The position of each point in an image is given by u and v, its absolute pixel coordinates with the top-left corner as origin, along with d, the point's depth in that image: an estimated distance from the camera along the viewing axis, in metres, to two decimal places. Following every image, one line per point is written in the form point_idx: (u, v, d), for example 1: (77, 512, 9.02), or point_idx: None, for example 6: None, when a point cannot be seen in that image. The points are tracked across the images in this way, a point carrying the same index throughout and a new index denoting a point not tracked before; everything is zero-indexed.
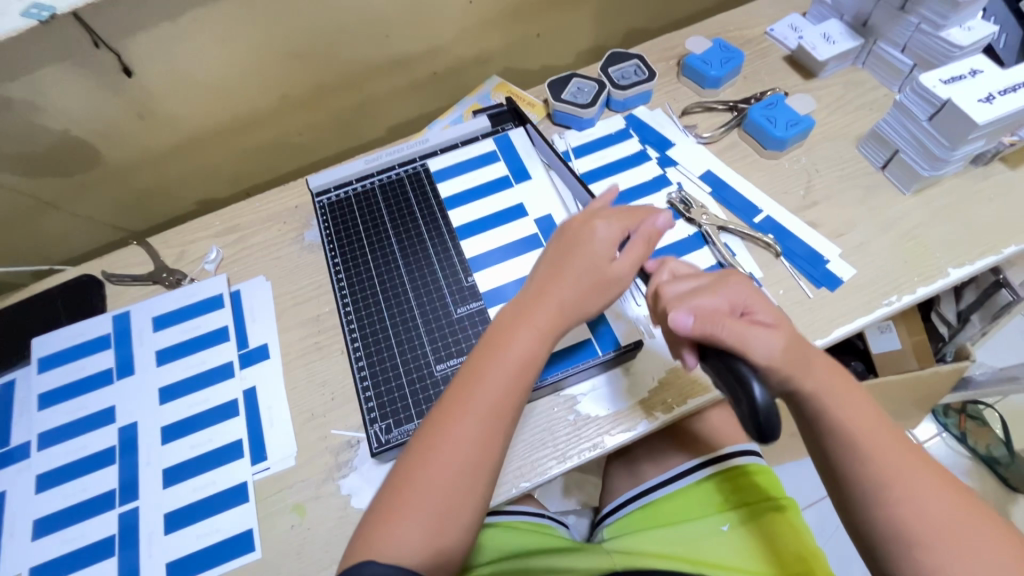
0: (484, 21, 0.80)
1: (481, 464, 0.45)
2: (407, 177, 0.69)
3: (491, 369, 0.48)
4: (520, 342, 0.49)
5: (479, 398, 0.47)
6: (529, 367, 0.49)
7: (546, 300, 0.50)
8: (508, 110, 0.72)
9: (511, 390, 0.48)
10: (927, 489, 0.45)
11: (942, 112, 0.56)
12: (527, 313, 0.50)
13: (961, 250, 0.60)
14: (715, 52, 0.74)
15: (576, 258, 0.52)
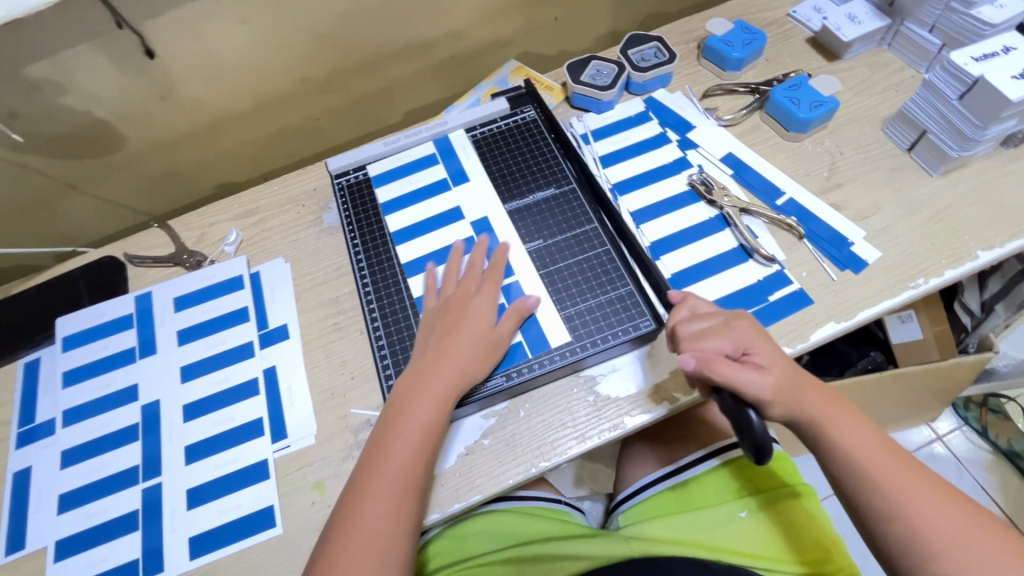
0: (502, 4, 0.79)
1: (412, 489, 0.48)
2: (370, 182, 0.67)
3: (410, 403, 0.50)
4: (428, 380, 0.51)
5: (394, 458, 0.48)
6: (444, 400, 0.51)
7: (446, 344, 0.53)
8: (525, 93, 0.71)
9: (416, 455, 0.49)
10: (939, 509, 0.44)
11: (974, 90, 0.55)
12: (422, 374, 0.52)
13: (992, 233, 0.59)
14: (736, 33, 0.73)
15: (469, 320, 0.54)
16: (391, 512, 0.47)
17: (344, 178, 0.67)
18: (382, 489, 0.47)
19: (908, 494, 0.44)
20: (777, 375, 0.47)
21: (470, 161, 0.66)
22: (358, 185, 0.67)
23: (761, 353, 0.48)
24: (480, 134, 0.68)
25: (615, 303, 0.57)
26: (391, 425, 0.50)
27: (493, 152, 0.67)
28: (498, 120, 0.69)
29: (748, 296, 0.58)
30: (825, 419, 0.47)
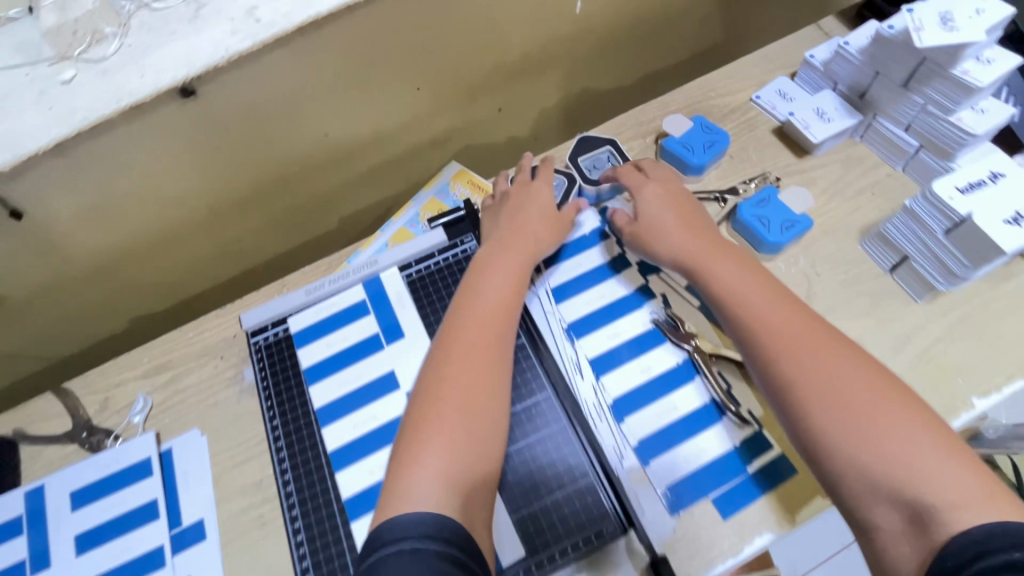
0: (436, 103, 0.71)
1: (493, 374, 0.49)
2: (286, 340, 0.58)
3: (496, 256, 0.57)
4: (514, 241, 0.58)
5: (478, 307, 0.53)
6: (528, 257, 0.57)
7: (521, 215, 0.60)
8: (467, 218, 0.63)
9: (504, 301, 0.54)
10: (944, 482, 0.38)
11: (962, 228, 0.49)
12: (503, 247, 0.57)
13: (986, 372, 0.53)
14: (695, 134, 0.66)
15: (538, 192, 0.62)
16: (475, 331, 0.51)
17: (261, 336, 0.59)
18: (467, 339, 0.51)
19: (828, 373, 0.44)
20: (671, 218, 0.58)
21: (404, 312, 0.58)
22: (276, 343, 0.58)
23: (658, 199, 0.60)
24: (415, 273, 0.60)
25: (578, 497, 0.51)
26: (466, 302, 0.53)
27: (431, 299, 0.59)
28: (435, 254, 0.61)
29: (725, 467, 0.51)
30: (704, 257, 0.55)
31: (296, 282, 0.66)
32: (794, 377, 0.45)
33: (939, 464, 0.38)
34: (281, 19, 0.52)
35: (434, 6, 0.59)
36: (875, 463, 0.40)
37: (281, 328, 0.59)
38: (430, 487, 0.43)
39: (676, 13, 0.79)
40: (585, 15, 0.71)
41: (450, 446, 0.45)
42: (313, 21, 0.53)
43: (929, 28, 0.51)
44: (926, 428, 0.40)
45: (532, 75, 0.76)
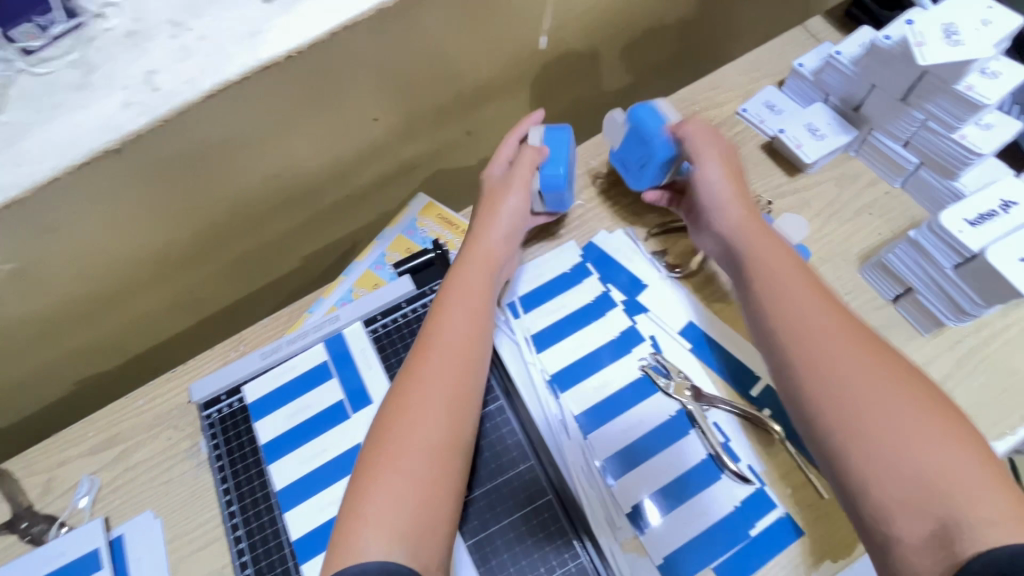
0: (397, 132, 0.66)
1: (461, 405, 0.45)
2: (242, 412, 0.53)
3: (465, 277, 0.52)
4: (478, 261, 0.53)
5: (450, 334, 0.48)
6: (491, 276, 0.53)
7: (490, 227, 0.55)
8: (436, 261, 0.58)
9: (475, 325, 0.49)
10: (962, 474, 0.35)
11: (974, 265, 0.44)
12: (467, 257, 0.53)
13: (1001, 413, 0.49)
14: (633, 147, 0.57)
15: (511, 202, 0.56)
16: (441, 355, 0.47)
17: (214, 408, 0.53)
18: (444, 362, 0.46)
19: (838, 358, 0.40)
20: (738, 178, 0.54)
21: (370, 374, 0.53)
22: (231, 416, 0.53)
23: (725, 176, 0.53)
24: (381, 328, 0.55)
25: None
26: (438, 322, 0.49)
27: (399, 356, 0.54)
28: (403, 304, 0.56)
29: (726, 531, 0.48)
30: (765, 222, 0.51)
31: (255, 338, 0.61)
32: (804, 357, 0.42)
33: (936, 451, 0.36)
34: (187, 85, 0.45)
35: (385, 33, 0.53)
36: (875, 455, 0.37)
37: (236, 399, 0.53)
38: (385, 526, 0.39)
39: (652, 17, 0.73)
40: (554, 28, 0.66)
41: (408, 478, 0.41)
42: (225, 87, 0.46)
43: (932, 42, 0.46)
44: (942, 422, 0.37)
45: (501, 94, 0.70)
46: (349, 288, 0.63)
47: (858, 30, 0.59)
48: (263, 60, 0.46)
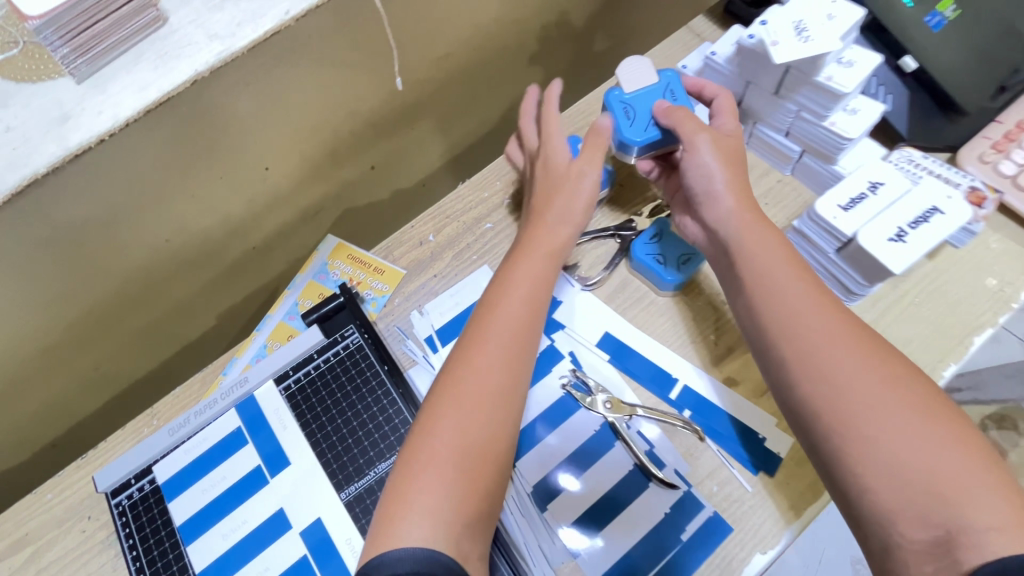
0: (295, 176, 0.64)
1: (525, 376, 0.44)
2: (154, 494, 0.50)
3: (524, 255, 0.50)
4: (543, 235, 0.51)
5: (505, 311, 0.46)
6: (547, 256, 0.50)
7: (541, 209, 0.52)
8: (345, 306, 0.56)
9: (529, 305, 0.47)
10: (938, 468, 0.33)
11: (852, 248, 0.46)
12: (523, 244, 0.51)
13: None
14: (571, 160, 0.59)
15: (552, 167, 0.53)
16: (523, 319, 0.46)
17: (123, 495, 0.50)
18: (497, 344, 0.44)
19: (820, 348, 0.39)
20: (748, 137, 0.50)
21: (287, 434, 0.51)
22: (143, 501, 0.50)
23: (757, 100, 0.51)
24: (295, 383, 0.53)
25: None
26: (501, 299, 0.47)
27: (316, 410, 0.52)
28: (315, 355, 0.54)
29: (660, 540, 0.48)
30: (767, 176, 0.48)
31: (168, 410, 0.58)
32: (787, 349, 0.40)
33: (941, 458, 0.34)
34: None
35: (257, 84, 0.52)
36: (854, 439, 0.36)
37: (147, 481, 0.50)
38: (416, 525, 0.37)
39: (542, 33, 0.74)
40: (441, 57, 0.65)
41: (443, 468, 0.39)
42: (33, 181, 0.43)
43: (784, 40, 0.48)
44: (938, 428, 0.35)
45: (400, 126, 0.69)
46: (264, 343, 0.61)
47: (729, 29, 0.61)
48: (72, 147, 0.43)
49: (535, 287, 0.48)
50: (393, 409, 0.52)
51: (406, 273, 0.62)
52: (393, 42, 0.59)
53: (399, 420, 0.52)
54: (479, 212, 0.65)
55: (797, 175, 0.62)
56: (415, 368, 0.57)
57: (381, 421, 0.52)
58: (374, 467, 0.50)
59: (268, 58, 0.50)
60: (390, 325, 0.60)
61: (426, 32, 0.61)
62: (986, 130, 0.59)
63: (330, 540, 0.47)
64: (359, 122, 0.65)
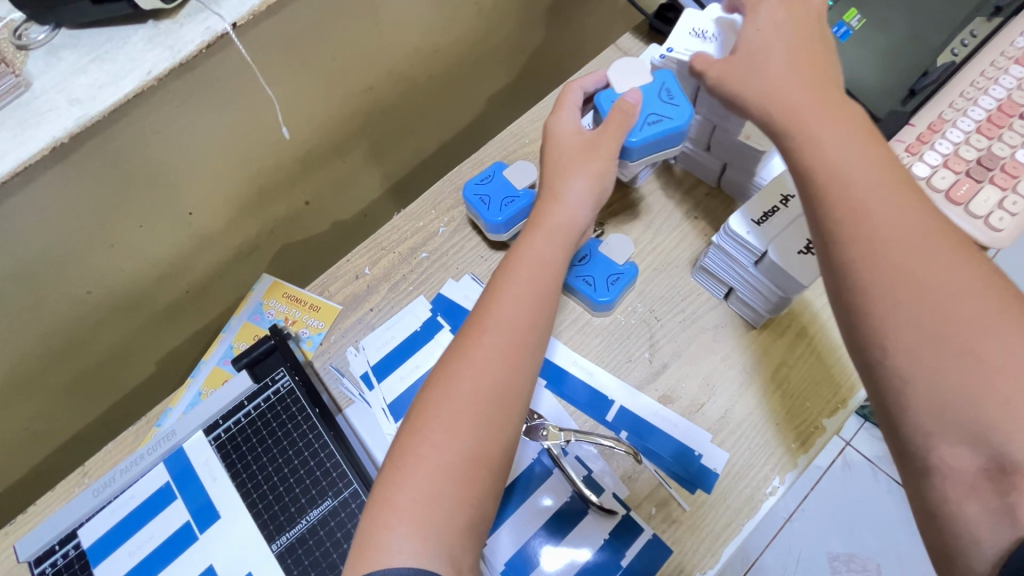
0: (224, 216, 0.63)
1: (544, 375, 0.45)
2: (79, 559, 0.48)
3: (536, 237, 0.49)
4: (552, 215, 0.49)
5: (513, 300, 0.46)
6: (563, 237, 0.49)
7: (555, 181, 0.50)
8: (276, 349, 0.55)
9: (539, 290, 0.46)
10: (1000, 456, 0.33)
11: (766, 262, 0.47)
12: (537, 217, 0.50)
13: (829, 389, 0.52)
14: (496, 189, 0.58)
15: (557, 135, 0.52)
16: (530, 309, 0.45)
17: (47, 562, 0.48)
18: (507, 331, 0.44)
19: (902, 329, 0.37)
20: (785, 72, 0.45)
21: (217, 486, 0.50)
22: (68, 568, 0.48)
23: (760, 39, 0.47)
24: (224, 433, 0.52)
25: None
26: (507, 283, 0.47)
27: (246, 460, 0.51)
28: (245, 402, 0.53)
29: (600, 567, 0.48)
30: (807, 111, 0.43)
31: (99, 467, 0.56)
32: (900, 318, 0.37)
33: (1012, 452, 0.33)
34: None
35: (167, 126, 0.51)
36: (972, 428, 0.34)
37: (72, 545, 0.49)
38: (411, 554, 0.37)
39: (469, 59, 0.74)
40: (363, 89, 0.65)
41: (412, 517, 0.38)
42: None
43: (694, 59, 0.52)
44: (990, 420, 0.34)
45: (329, 159, 0.69)
46: (198, 391, 0.60)
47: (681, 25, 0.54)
48: None
49: (545, 270, 0.47)
50: (325, 452, 0.52)
51: (342, 309, 0.61)
52: (307, 79, 0.59)
53: (330, 464, 0.51)
54: (414, 241, 0.65)
55: (721, 188, 0.62)
56: (352, 407, 0.56)
57: (313, 466, 0.51)
58: (307, 514, 0.49)
59: (176, 101, 0.50)
60: (326, 363, 0.59)
61: (342, 67, 0.61)
62: (899, 133, 0.59)
63: None
64: (287, 158, 0.64)
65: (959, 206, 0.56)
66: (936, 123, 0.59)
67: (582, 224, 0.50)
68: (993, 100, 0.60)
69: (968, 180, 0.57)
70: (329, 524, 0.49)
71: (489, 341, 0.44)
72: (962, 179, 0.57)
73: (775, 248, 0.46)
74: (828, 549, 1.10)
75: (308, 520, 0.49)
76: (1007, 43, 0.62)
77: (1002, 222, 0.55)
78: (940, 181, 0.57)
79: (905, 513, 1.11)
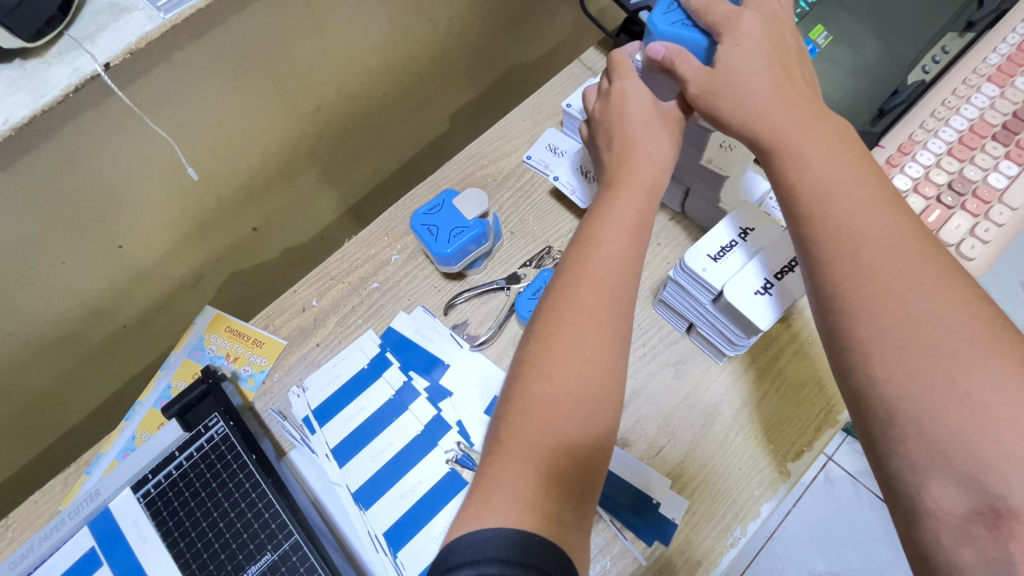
0: (160, 247, 0.60)
1: None
2: None
3: (618, 198, 0.42)
4: (632, 175, 0.43)
5: (600, 275, 0.39)
6: (647, 197, 0.43)
7: (633, 139, 0.44)
8: (211, 393, 0.52)
9: (630, 250, 0.40)
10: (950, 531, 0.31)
11: (722, 301, 0.44)
12: (621, 175, 0.43)
13: (797, 428, 0.49)
14: (447, 219, 0.56)
15: (639, 93, 0.45)
16: (617, 294, 0.39)
17: None
18: (591, 315, 0.38)
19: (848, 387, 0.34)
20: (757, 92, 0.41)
21: (147, 548, 0.46)
22: None
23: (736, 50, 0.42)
24: (154, 488, 0.48)
25: None
26: (591, 256, 0.40)
27: (179, 516, 0.47)
28: (176, 453, 0.49)
29: None
30: (775, 133, 0.39)
31: (23, 520, 0.53)
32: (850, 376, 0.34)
33: None
34: None
35: (86, 160, 0.48)
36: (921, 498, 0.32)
37: None
38: None
39: (426, 77, 0.71)
40: (310, 111, 0.62)
41: None
42: None
43: None
44: None
45: (278, 184, 0.66)
46: (132, 435, 0.56)
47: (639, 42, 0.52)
48: None
49: (636, 230, 0.41)
50: (263, 503, 0.47)
51: (287, 344, 0.58)
52: (245, 104, 0.55)
53: (269, 515, 0.46)
54: (366, 270, 0.61)
55: (685, 212, 0.59)
56: (296, 451, 0.53)
57: (251, 518, 0.46)
58: (242, 571, 0.45)
59: (94, 136, 0.47)
60: (267, 405, 0.56)
61: (284, 90, 0.57)
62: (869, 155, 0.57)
63: None
64: (229, 184, 0.61)
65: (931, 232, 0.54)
66: (907, 144, 0.57)
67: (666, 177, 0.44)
68: (965, 120, 0.58)
69: (938, 205, 0.55)
70: None
71: (569, 320, 0.38)
72: (933, 204, 0.55)
73: (759, 264, 0.43)
74: (810, 567, 1.08)
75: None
76: (980, 60, 0.60)
77: (974, 250, 0.53)
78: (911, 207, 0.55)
79: (887, 529, 1.09)
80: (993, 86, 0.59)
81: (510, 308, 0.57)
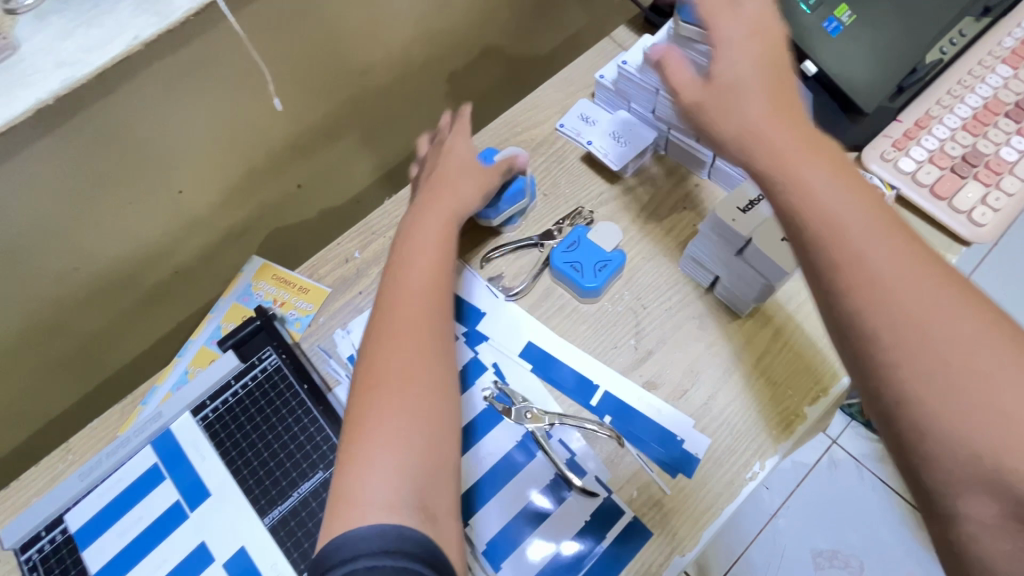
0: (212, 196, 0.63)
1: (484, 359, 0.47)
2: (66, 545, 0.47)
3: (420, 222, 0.52)
4: (439, 206, 0.53)
5: (414, 275, 0.48)
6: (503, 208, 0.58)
7: (447, 180, 0.55)
8: (262, 331, 0.55)
9: (436, 265, 0.49)
10: None
11: (750, 248, 0.48)
12: (427, 203, 0.54)
13: (812, 377, 0.53)
14: (491, 174, 0.60)
15: (454, 150, 0.57)
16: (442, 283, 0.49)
17: (34, 549, 0.47)
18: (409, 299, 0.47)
19: None
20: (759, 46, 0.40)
21: (206, 464, 0.50)
22: (56, 553, 0.47)
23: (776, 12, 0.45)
24: (212, 413, 0.52)
25: None
26: (405, 262, 0.50)
27: (235, 438, 0.51)
28: (232, 382, 0.53)
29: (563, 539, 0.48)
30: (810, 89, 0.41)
31: (83, 444, 0.56)
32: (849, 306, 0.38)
33: None
34: None
35: (157, 104, 0.51)
36: None
37: (60, 530, 0.48)
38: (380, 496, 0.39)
39: (463, 48, 0.75)
40: (357, 74, 0.66)
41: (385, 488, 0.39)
42: None
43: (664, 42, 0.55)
44: None
45: (322, 143, 0.69)
46: (185, 369, 0.60)
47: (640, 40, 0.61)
48: None
49: (440, 248, 0.51)
50: (314, 427, 0.51)
51: (331, 291, 0.61)
52: (300, 63, 0.59)
53: (320, 438, 0.50)
54: None
55: (712, 179, 0.62)
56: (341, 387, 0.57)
57: (303, 440, 0.50)
58: (294, 486, 0.48)
59: (165, 80, 0.50)
60: (313, 344, 0.58)
61: (335, 50, 0.61)
62: (886, 129, 0.60)
63: (255, 568, 0.46)
64: (279, 139, 0.64)
65: (943, 201, 0.57)
66: (923, 119, 0.60)
67: (467, 207, 0.55)
68: (980, 98, 0.61)
69: (952, 175, 0.58)
70: (319, 496, 0.48)
71: None
72: (946, 175, 0.58)
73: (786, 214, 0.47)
74: (813, 545, 1.11)
75: (295, 492, 0.48)
76: (995, 43, 0.63)
77: (984, 217, 0.56)
78: (925, 176, 0.58)
79: (888, 510, 1.12)
80: (1007, 67, 0.62)
81: (545, 262, 0.59)
